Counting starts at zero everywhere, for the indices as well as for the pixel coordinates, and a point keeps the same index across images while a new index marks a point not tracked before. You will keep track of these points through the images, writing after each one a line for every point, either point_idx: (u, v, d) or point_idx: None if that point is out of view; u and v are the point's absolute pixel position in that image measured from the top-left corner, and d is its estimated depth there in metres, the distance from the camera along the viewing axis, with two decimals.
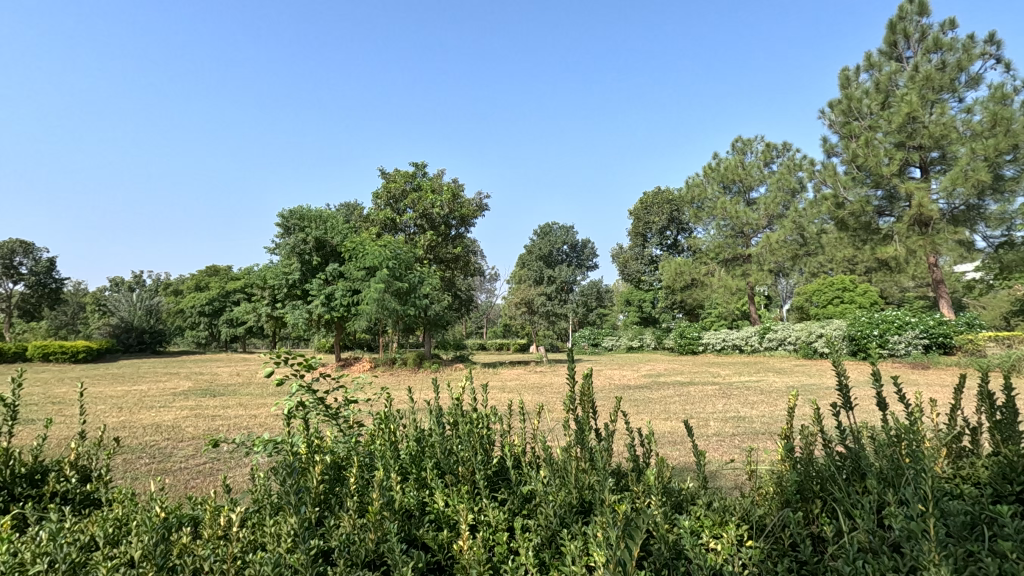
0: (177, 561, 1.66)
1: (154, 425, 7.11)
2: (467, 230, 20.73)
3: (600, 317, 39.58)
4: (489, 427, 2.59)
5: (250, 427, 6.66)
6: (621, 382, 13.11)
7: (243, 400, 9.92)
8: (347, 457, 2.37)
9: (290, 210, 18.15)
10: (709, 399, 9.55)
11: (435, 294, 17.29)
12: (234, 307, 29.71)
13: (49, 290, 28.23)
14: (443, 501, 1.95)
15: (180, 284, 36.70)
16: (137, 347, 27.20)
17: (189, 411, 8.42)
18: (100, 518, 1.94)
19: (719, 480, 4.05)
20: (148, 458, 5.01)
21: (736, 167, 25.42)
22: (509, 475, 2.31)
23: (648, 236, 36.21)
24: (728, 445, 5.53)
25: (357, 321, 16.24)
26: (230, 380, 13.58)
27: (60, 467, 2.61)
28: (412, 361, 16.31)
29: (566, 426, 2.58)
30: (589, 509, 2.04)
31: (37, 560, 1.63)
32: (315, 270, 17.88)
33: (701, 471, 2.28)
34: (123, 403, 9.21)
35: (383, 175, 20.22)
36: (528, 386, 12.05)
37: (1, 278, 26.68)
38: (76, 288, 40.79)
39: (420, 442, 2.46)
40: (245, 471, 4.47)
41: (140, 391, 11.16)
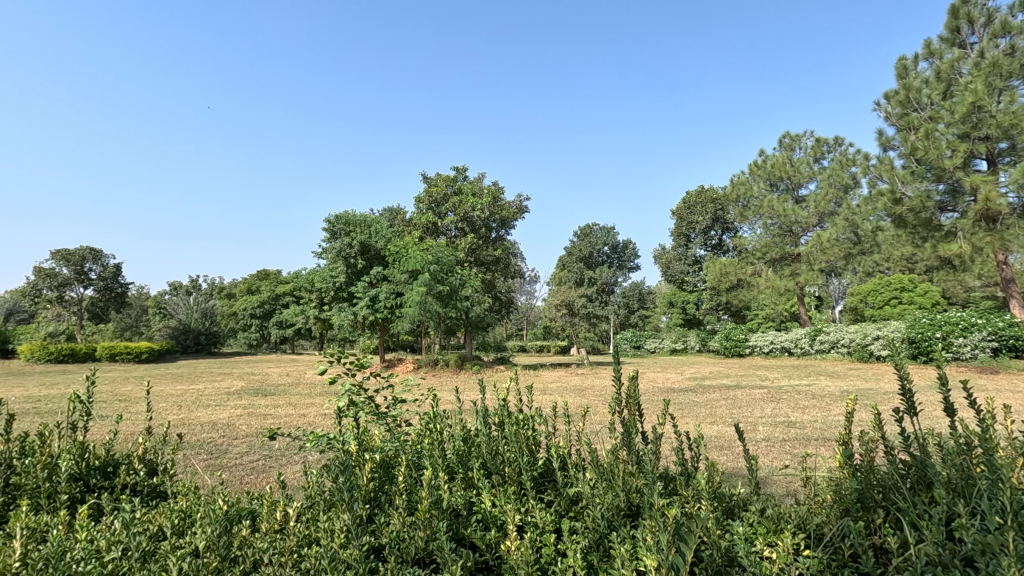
0: (238, 551, 1.73)
1: (211, 422, 7.42)
2: (507, 233, 20.78)
3: (642, 319, 38.98)
4: (534, 428, 2.59)
5: (301, 426, 6.88)
6: (664, 384, 12.88)
7: (293, 399, 10.27)
8: (396, 455, 2.41)
9: (337, 215, 18.67)
10: (758, 402, 9.25)
11: (476, 297, 17.43)
12: (284, 310, 30.76)
13: (116, 294, 29.96)
14: (490, 501, 1.96)
15: (234, 288, 38.24)
16: (194, 348, 28.55)
17: (243, 410, 8.78)
18: (167, 510, 2.05)
19: (771, 487, 3.93)
20: (206, 454, 5.24)
21: (783, 164, 24.56)
22: (555, 476, 2.30)
23: (692, 236, 35.40)
24: (779, 450, 5.34)
25: (401, 323, 16.53)
26: (280, 380, 14.06)
27: (129, 461, 2.77)
28: (454, 363, 16.49)
29: (612, 428, 2.55)
30: (637, 513, 2.01)
31: (110, 548, 1.73)
32: (360, 273, 18.33)
33: (753, 476, 2.21)
34: (184, 401, 9.69)
35: (425, 180, 20.57)
36: (570, 388, 12.00)
37: (73, 283, 28.48)
38: (140, 292, 43.15)
39: (467, 441, 2.48)
40: (296, 469, 4.62)
41: (198, 390, 11.71)
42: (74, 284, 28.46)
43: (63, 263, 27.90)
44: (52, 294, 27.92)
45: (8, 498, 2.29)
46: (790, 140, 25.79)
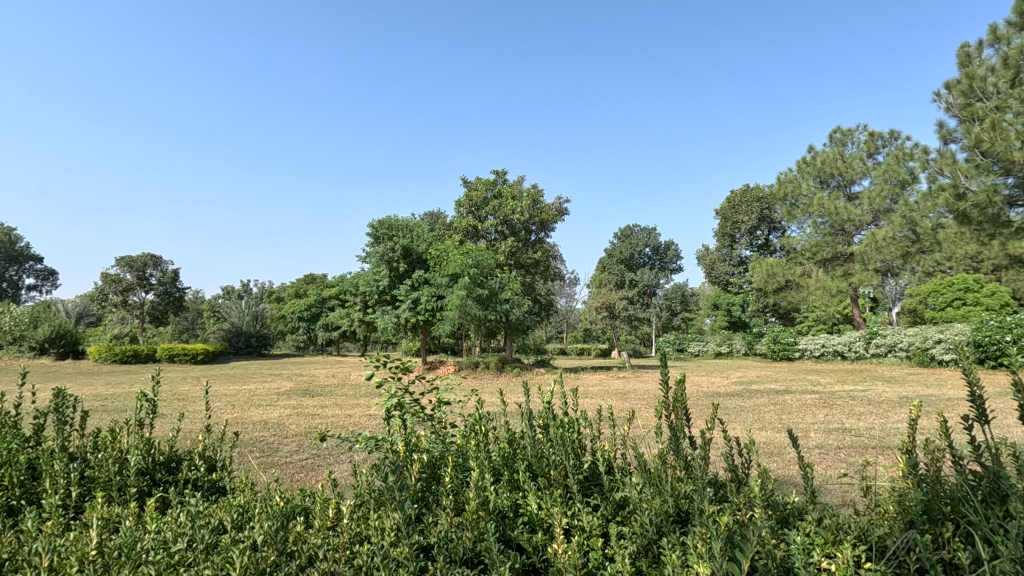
0: (293, 547, 1.79)
1: (262, 421, 7.71)
2: (546, 235, 20.76)
3: (684, 321, 38.17)
4: (579, 432, 2.58)
5: (347, 426, 7.06)
6: (709, 389, 12.57)
7: (340, 399, 10.55)
8: (442, 456, 2.44)
9: (380, 220, 19.10)
10: (810, 408, 8.91)
11: (516, 300, 17.44)
12: (330, 313, 31.66)
13: (174, 298, 31.55)
14: (537, 504, 1.96)
15: (283, 292, 39.60)
16: (245, 349, 29.74)
17: (292, 409, 9.07)
18: (227, 505, 2.14)
19: (827, 496, 3.76)
20: (259, 452, 5.45)
21: (834, 160, 23.57)
22: (601, 479, 2.28)
23: (737, 236, 34.43)
24: (833, 459, 5.12)
25: (442, 326, 16.73)
26: (327, 381, 14.49)
27: (190, 457, 2.91)
28: (495, 366, 16.57)
29: (658, 433, 2.50)
30: (687, 520, 1.97)
31: (177, 538, 1.83)
32: (402, 277, 18.69)
33: (808, 483, 2.13)
34: (237, 401, 10.09)
35: (465, 184, 20.79)
36: (612, 391, 11.87)
37: (136, 288, 30.14)
38: (197, 297, 45.24)
39: (512, 444, 2.49)
40: (344, 468, 4.75)
41: (250, 390, 12.18)
42: (137, 289, 30.10)
43: (127, 269, 29.59)
44: (117, 298, 29.63)
45: (84, 490, 2.45)
46: (842, 135, 24.78)
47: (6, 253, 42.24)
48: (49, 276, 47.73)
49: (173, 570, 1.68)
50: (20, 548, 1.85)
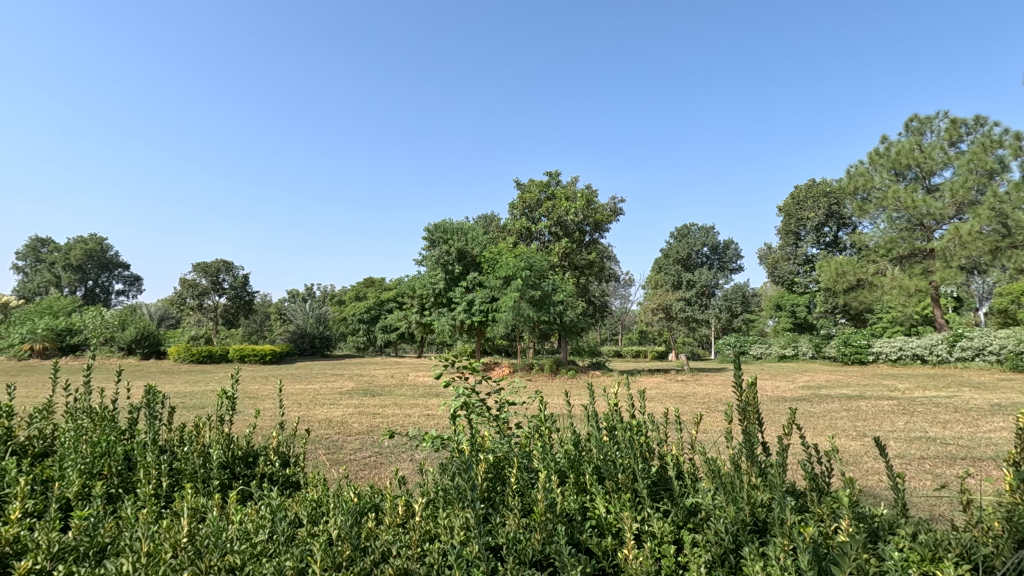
0: (366, 543, 1.83)
1: (327, 419, 8.01)
2: (601, 236, 20.50)
3: (746, 323, 36.80)
4: (647, 435, 2.51)
5: (408, 425, 7.24)
6: (775, 393, 12.01)
7: (399, 399, 10.81)
8: (506, 457, 2.45)
9: (436, 224, 19.51)
10: (887, 415, 8.38)
11: (570, 302, 17.32)
12: (388, 315, 32.57)
13: (244, 301, 33.35)
14: (605, 507, 1.92)
15: (344, 295, 41.08)
16: (310, 350, 31.05)
17: (355, 409, 9.36)
18: (302, 499, 2.22)
19: (914, 510, 3.50)
20: (326, 449, 5.64)
21: (911, 150, 22.05)
22: (669, 484, 2.21)
23: (802, 234, 32.81)
24: (917, 470, 4.78)
25: (496, 328, 16.81)
26: (386, 382, 14.86)
27: (266, 452, 3.06)
28: (549, 368, 16.52)
29: (730, 437, 2.41)
30: (765, 530, 1.87)
31: (259, 530, 1.91)
32: (457, 279, 18.99)
33: (899, 495, 1.98)
34: (304, 399, 10.54)
35: (519, 186, 20.87)
36: (671, 394, 11.58)
37: (210, 292, 32.07)
38: (264, 301, 47.60)
39: (578, 446, 2.45)
40: (406, 466, 4.88)
41: (315, 389, 12.72)
42: (211, 293, 32.03)
43: (202, 275, 31.53)
44: (194, 301, 31.66)
45: (173, 480, 2.61)
46: (919, 124, 23.17)
47: (97, 261, 45.94)
48: (134, 281, 51.73)
49: (255, 560, 1.74)
50: (121, 533, 1.98)
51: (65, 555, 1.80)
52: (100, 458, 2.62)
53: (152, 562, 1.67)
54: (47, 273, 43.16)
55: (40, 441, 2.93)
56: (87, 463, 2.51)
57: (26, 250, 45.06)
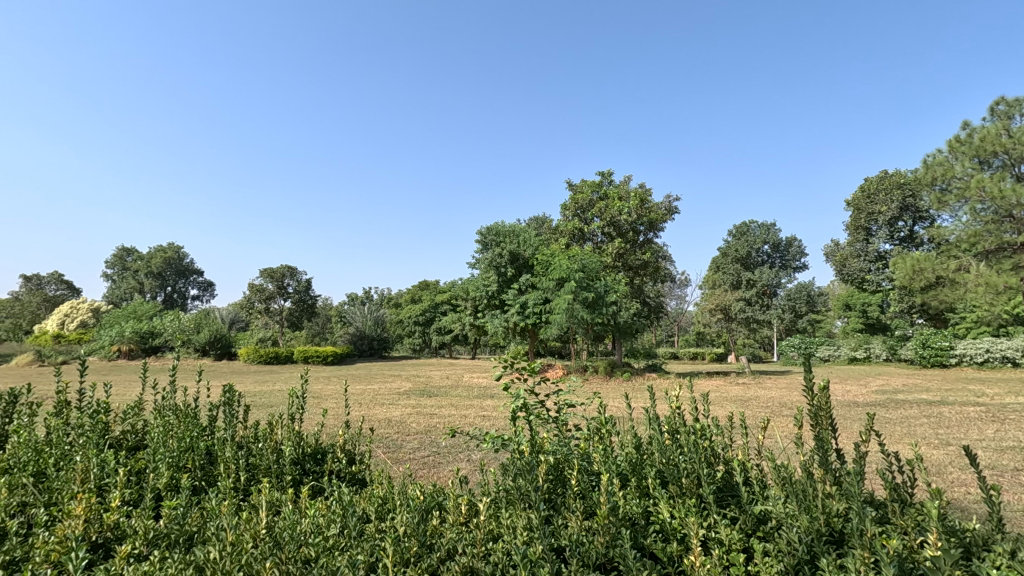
0: (433, 540, 1.88)
1: (387, 419, 8.21)
2: (655, 236, 20.08)
3: (812, 323, 35.06)
4: (711, 439, 2.44)
5: (465, 427, 7.33)
6: (845, 397, 11.35)
7: (455, 400, 10.97)
8: (566, 458, 2.45)
9: (488, 227, 19.74)
10: (975, 422, 7.75)
11: (624, 302, 17.04)
12: (443, 317, 33.15)
13: (308, 305, 34.83)
14: (669, 512, 1.89)
15: (400, 298, 42.10)
16: (369, 352, 32.08)
17: (413, 409, 9.57)
18: (369, 496, 2.31)
19: (1007, 526, 3.23)
20: (386, 448, 5.80)
21: (997, 136, 20.32)
22: (737, 491, 2.13)
23: (874, 229, 30.91)
24: (1011, 482, 4.40)
25: (550, 330, 16.75)
26: (442, 383, 15.14)
27: (333, 449, 3.19)
28: (604, 370, 16.32)
29: (800, 444, 2.30)
30: (842, 541, 1.78)
31: (330, 524, 1.99)
32: (510, 281, 19.12)
33: (994, 509, 1.83)
34: (364, 399, 10.87)
35: (571, 187, 20.75)
36: (732, 397, 11.16)
37: (277, 296, 33.67)
38: (326, 305, 49.48)
39: (639, 450, 2.41)
40: (463, 466, 4.93)
41: (374, 390, 13.10)
42: (277, 297, 33.62)
43: (269, 280, 33.18)
44: (261, 305, 33.30)
45: (250, 475, 2.76)
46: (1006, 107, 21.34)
47: (175, 268, 49.18)
48: (207, 287, 55.04)
49: (328, 553, 1.82)
50: (207, 523, 2.12)
51: (159, 541, 1.95)
52: (184, 452, 2.81)
53: (234, 551, 1.78)
54: (131, 280, 46.59)
55: (133, 436, 3.19)
56: (172, 456, 2.70)
57: (114, 259, 48.99)
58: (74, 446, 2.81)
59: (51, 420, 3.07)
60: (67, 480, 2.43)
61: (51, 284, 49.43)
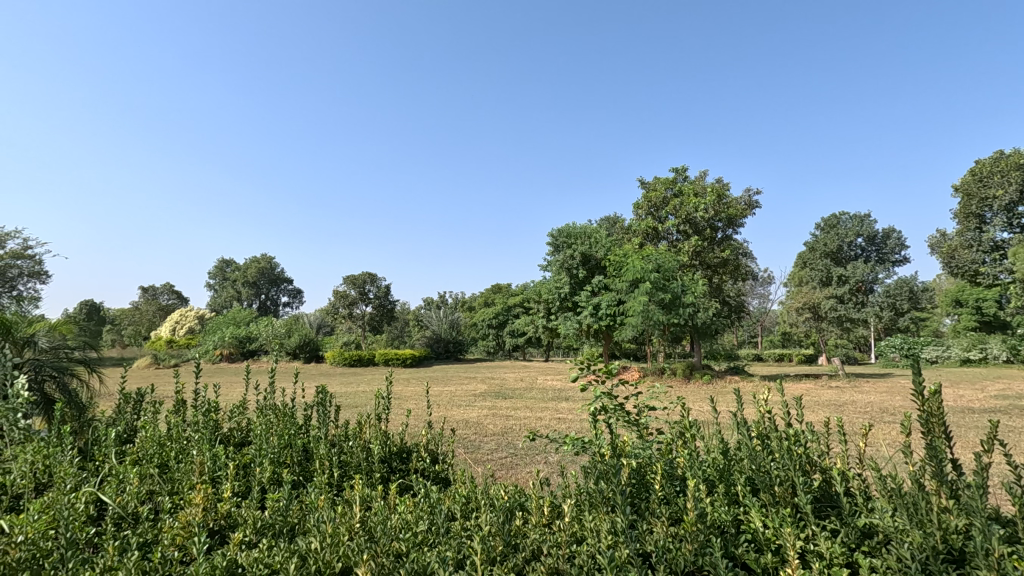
0: (517, 540, 1.91)
1: (464, 419, 8.43)
2: (734, 232, 19.16)
3: (915, 321, 32.13)
4: (806, 445, 2.31)
5: (542, 429, 7.36)
6: (957, 402, 10.32)
7: (530, 402, 11.05)
8: (647, 463, 2.40)
9: (559, 229, 19.77)
10: None
11: (701, 303, 16.42)
12: (516, 320, 33.46)
13: (387, 309, 36.34)
14: (761, 522, 1.81)
15: (473, 301, 42.90)
16: (445, 354, 32.98)
17: (488, 410, 9.76)
18: (453, 495, 2.37)
19: None
20: (465, 448, 5.95)
21: None
22: (837, 501, 2.00)
23: (987, 216, 27.76)
24: None
25: (624, 332, 16.45)
26: (516, 385, 15.32)
27: (417, 449, 3.30)
28: (682, 372, 15.84)
29: (908, 453, 2.11)
30: (963, 560, 1.61)
31: (418, 520, 2.07)
32: (582, 283, 19.01)
33: None
34: (442, 401, 11.19)
35: (643, 185, 20.28)
36: (824, 401, 10.48)
37: (359, 302, 35.40)
38: (403, 309, 51.35)
39: (726, 455, 2.32)
40: (541, 468, 4.96)
41: (452, 391, 13.44)
42: (359, 303, 35.35)
43: (352, 286, 34.96)
44: (345, 311, 35.15)
45: (342, 470, 2.93)
46: None
47: (267, 277, 52.92)
48: (297, 294, 58.83)
49: (418, 548, 1.89)
50: (306, 515, 2.27)
51: (265, 530, 2.11)
52: (284, 449, 3.02)
53: (333, 542, 1.90)
54: (231, 289, 50.73)
55: (239, 433, 3.47)
56: (274, 452, 2.92)
57: (215, 271, 53.58)
58: (190, 442, 3.09)
59: (171, 417, 3.39)
60: (186, 471, 2.69)
61: (164, 294, 54.75)
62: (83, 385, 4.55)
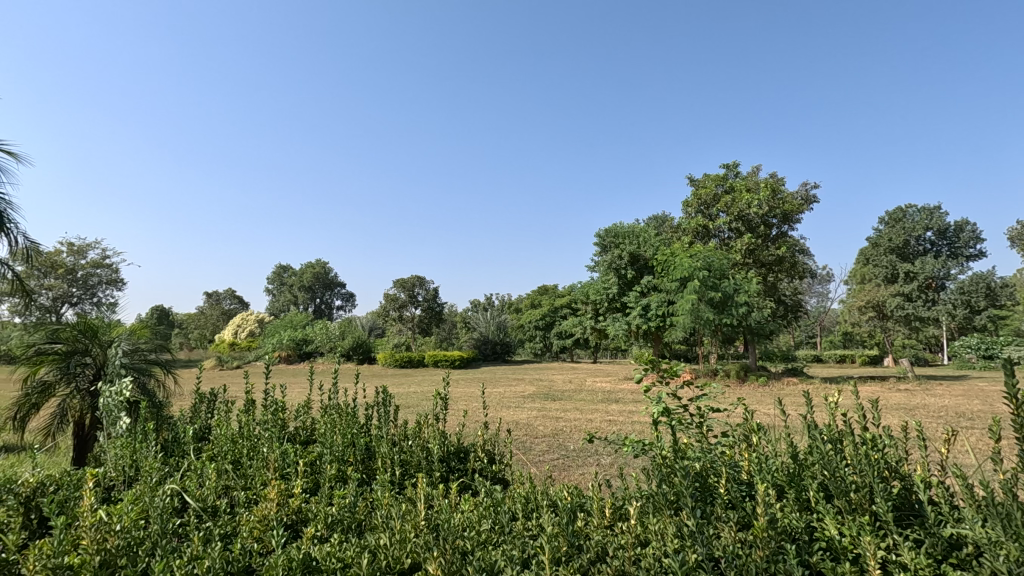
0: (581, 541, 1.90)
1: (516, 421, 8.44)
2: (790, 228, 18.42)
3: (994, 321, 29.86)
4: (884, 450, 2.20)
5: (593, 431, 7.29)
6: None
7: (580, 404, 10.98)
8: (711, 466, 2.34)
9: (607, 229, 19.60)
10: None
11: (756, 303, 15.86)
12: (563, 321, 33.30)
13: (436, 311, 36.94)
14: (836, 529, 1.74)
15: (520, 303, 42.96)
16: (492, 356, 33.19)
17: (539, 411, 9.76)
18: (513, 494, 2.39)
19: None
20: (518, 449, 5.98)
21: None
22: (920, 510, 1.90)
23: None
24: None
25: (674, 333, 16.11)
26: (566, 386, 15.28)
27: (474, 449, 3.34)
28: (736, 374, 15.38)
29: (999, 460, 1.96)
30: None
31: (482, 519, 2.09)
32: (630, 283, 18.77)
33: None
34: (492, 401, 11.29)
35: (693, 182, 19.83)
36: (894, 404, 9.95)
37: (409, 304, 36.18)
38: (451, 312, 51.87)
39: (796, 459, 2.23)
40: (593, 471, 4.92)
41: (501, 392, 13.54)
42: (409, 305, 36.11)
43: (401, 290, 35.79)
44: (396, 313, 36.00)
45: (403, 469, 3.01)
46: None
47: (323, 281, 54.76)
48: (350, 297, 60.66)
49: (482, 547, 1.91)
50: (372, 512, 2.33)
51: (336, 526, 2.19)
52: (347, 447, 3.12)
53: (401, 539, 1.96)
54: (288, 292, 53.01)
55: (304, 431, 3.62)
56: (339, 452, 3.02)
57: (274, 276, 56.05)
58: (260, 440, 3.25)
59: (243, 415, 3.58)
60: (259, 468, 2.82)
61: (227, 298, 57.60)
62: (160, 385, 4.86)
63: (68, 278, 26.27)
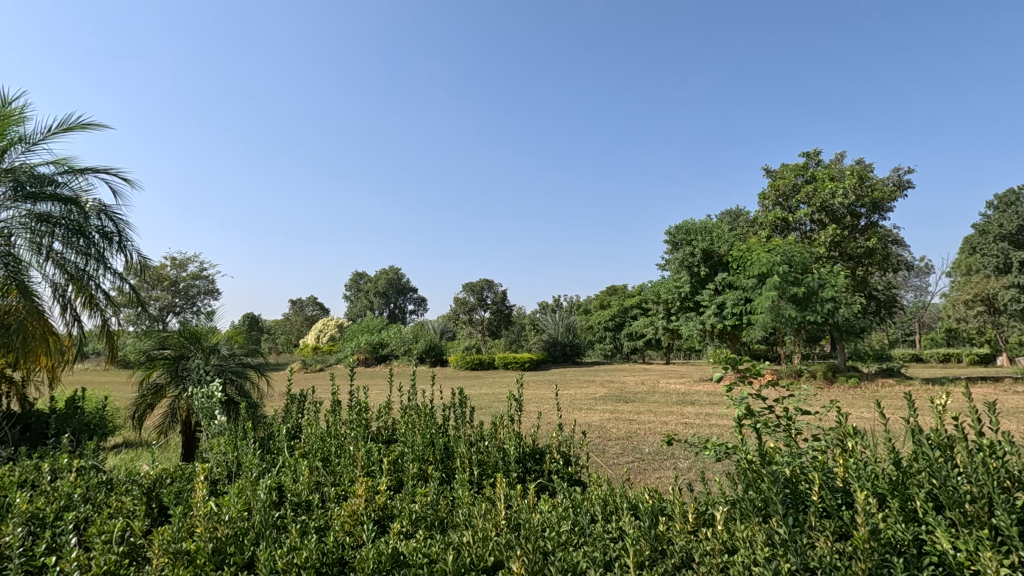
0: (664, 545, 1.87)
1: (589, 424, 8.34)
2: (881, 218, 17.08)
3: None
4: (1003, 456, 2.00)
5: (669, 434, 7.08)
6: None
7: (654, 407, 10.70)
8: (801, 471, 2.22)
9: (677, 226, 18.95)
10: None
11: (843, 298, 14.83)
12: (634, 321, 32.58)
13: (504, 314, 37.32)
14: (950, 543, 1.60)
15: (589, 304, 42.45)
16: (562, 358, 33.01)
17: (612, 414, 9.60)
18: (591, 495, 2.39)
19: None
20: (591, 452, 5.92)
21: None
22: None
23: None
24: None
25: (753, 332, 15.37)
26: (638, 388, 14.93)
27: (551, 449, 3.35)
28: (823, 375, 14.44)
29: None
30: None
31: (562, 520, 2.10)
32: (704, 281, 18.08)
33: None
34: (563, 404, 11.22)
35: (769, 173, 18.84)
36: (1011, 408, 8.97)
37: (478, 307, 36.77)
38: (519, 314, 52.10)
39: (900, 467, 2.07)
40: (670, 475, 4.78)
41: (573, 394, 13.44)
42: (478, 308, 36.69)
43: (471, 293, 36.44)
44: (465, 316, 36.68)
45: (481, 469, 3.06)
46: None
47: (396, 287, 56.74)
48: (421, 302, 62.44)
49: (563, 546, 1.91)
50: (453, 510, 2.39)
51: (419, 521, 2.27)
52: (427, 447, 3.22)
53: (483, 537, 1.99)
54: (364, 298, 55.29)
55: (385, 430, 3.78)
56: (419, 451, 3.12)
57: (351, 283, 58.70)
58: (345, 439, 3.42)
59: (329, 415, 3.78)
60: (346, 465, 2.97)
61: (309, 305, 60.93)
62: (255, 386, 5.24)
63: (172, 289, 28.83)
